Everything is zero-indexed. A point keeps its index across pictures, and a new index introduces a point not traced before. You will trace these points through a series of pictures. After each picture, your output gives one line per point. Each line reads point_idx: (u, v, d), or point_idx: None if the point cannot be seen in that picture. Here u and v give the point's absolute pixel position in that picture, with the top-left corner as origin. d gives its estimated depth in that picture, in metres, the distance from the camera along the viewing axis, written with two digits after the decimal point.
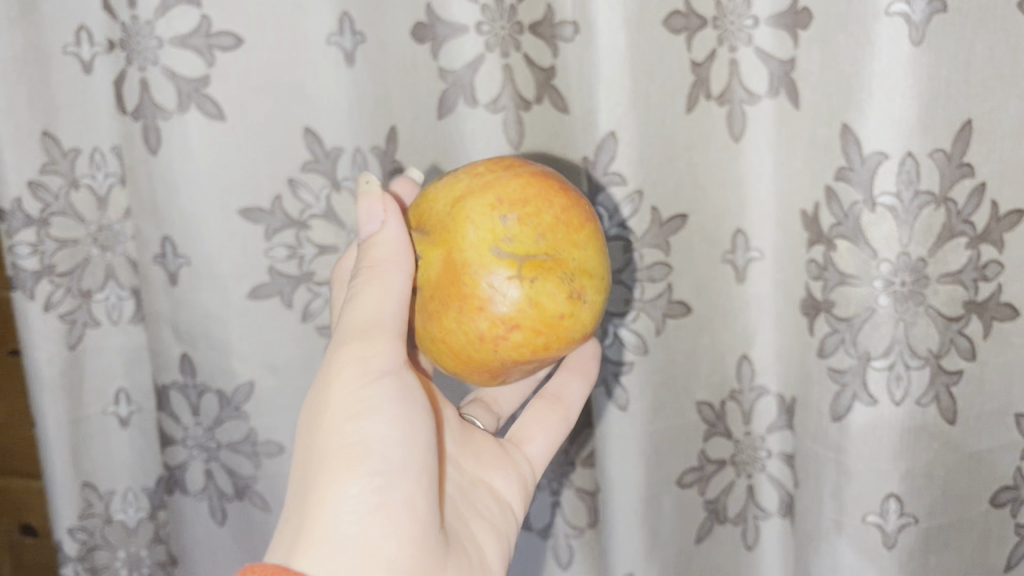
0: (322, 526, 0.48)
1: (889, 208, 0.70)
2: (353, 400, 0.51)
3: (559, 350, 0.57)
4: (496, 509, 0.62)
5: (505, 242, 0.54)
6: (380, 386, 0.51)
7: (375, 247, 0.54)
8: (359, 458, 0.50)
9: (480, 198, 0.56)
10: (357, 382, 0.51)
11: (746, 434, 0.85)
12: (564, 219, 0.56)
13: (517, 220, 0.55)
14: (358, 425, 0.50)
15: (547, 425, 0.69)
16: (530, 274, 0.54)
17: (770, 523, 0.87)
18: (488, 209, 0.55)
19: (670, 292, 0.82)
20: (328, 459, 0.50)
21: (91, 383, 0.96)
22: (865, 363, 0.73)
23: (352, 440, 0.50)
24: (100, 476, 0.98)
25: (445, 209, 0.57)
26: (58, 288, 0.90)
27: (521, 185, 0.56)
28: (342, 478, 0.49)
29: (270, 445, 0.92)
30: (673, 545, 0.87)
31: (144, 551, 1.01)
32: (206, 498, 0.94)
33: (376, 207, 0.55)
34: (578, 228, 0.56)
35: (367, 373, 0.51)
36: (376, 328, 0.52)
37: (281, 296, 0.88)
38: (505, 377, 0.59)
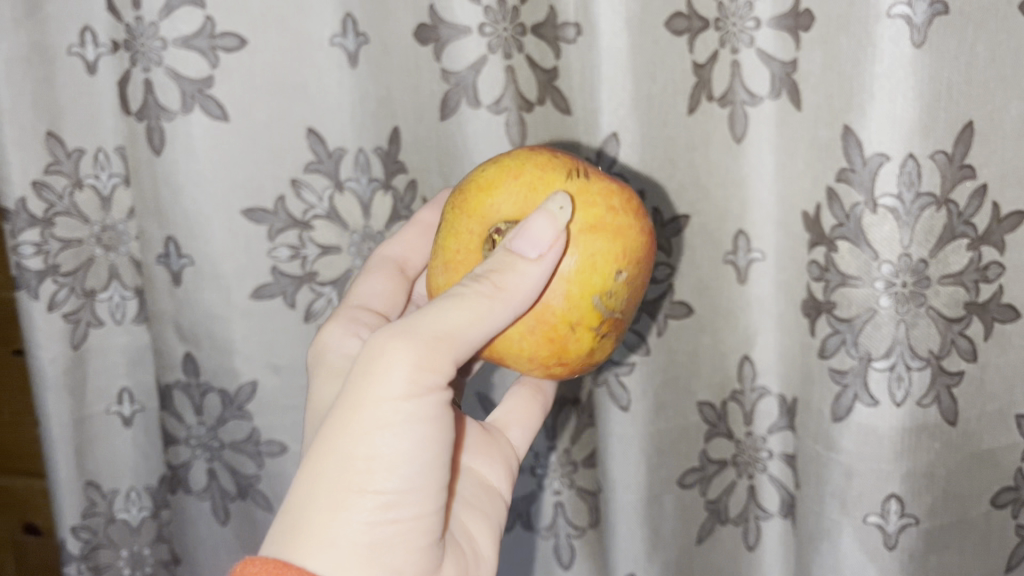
0: (327, 531, 0.48)
1: (891, 210, 0.70)
2: (390, 412, 0.48)
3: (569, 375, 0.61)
4: (483, 494, 0.61)
5: (605, 296, 0.56)
6: (421, 404, 0.49)
7: (509, 269, 0.52)
8: (379, 471, 0.48)
9: (610, 241, 0.55)
10: (400, 395, 0.48)
11: (748, 433, 0.85)
12: (644, 288, 0.59)
13: (625, 281, 0.56)
14: (389, 439, 0.48)
15: (531, 407, 0.69)
16: (604, 330, 0.57)
17: (771, 524, 0.87)
18: (611, 261, 0.55)
19: (672, 292, 0.83)
20: (348, 464, 0.48)
21: (95, 383, 0.96)
22: (866, 364, 0.73)
23: (378, 453, 0.48)
24: (103, 475, 0.98)
25: (573, 230, 0.55)
26: (62, 287, 0.90)
27: (643, 247, 0.57)
28: (360, 488, 0.48)
29: (272, 445, 0.92)
30: (675, 545, 0.88)
31: (147, 549, 1.01)
32: (209, 496, 0.94)
33: (545, 238, 0.52)
34: (646, 294, 0.60)
35: (411, 387, 0.48)
36: (444, 342, 0.49)
37: (284, 296, 0.88)
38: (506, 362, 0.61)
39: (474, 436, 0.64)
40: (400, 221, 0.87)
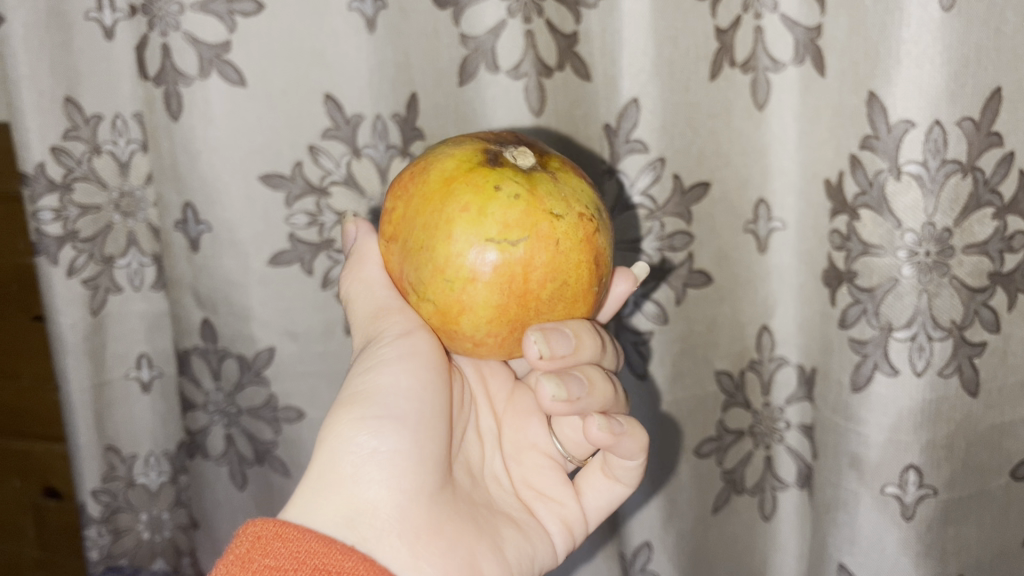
0: (323, 472, 0.52)
1: (915, 177, 0.68)
2: (368, 359, 0.55)
3: (386, 218, 0.55)
4: (529, 523, 0.61)
5: None
6: (387, 345, 0.55)
7: (348, 266, 0.60)
8: (361, 405, 0.54)
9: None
10: (372, 347, 0.56)
11: (765, 404, 0.85)
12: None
13: None
14: (365, 378, 0.55)
15: (607, 483, 0.65)
16: None
17: (787, 494, 0.87)
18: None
19: (692, 261, 0.81)
20: (336, 411, 0.54)
21: (114, 349, 0.99)
22: (887, 334, 0.72)
23: (358, 392, 0.54)
24: (122, 440, 1.02)
25: None
26: (81, 253, 0.92)
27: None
28: (342, 421, 0.53)
29: (290, 411, 0.93)
30: (692, 516, 0.88)
31: (166, 513, 1.06)
32: (226, 462, 0.96)
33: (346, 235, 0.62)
34: None
35: (378, 341, 0.56)
36: (386, 307, 0.56)
37: (302, 262, 0.89)
38: (409, 282, 0.52)
39: (545, 479, 0.65)
40: None
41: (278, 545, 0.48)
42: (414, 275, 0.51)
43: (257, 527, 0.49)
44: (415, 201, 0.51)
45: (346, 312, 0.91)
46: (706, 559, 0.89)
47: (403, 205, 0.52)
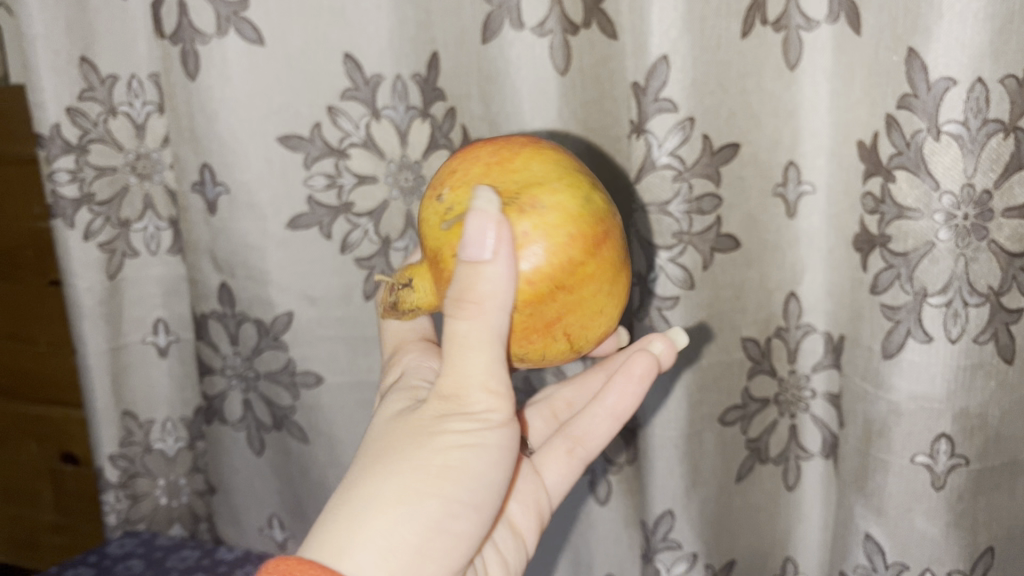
0: (378, 541, 0.43)
1: (955, 137, 0.66)
2: (456, 430, 0.46)
3: (561, 267, 0.46)
4: (502, 536, 0.56)
5: (446, 213, 0.48)
6: (487, 431, 0.46)
7: (469, 278, 0.43)
8: (437, 489, 0.45)
9: (423, 202, 0.51)
10: (468, 421, 0.46)
11: (791, 372, 0.84)
12: (494, 161, 0.49)
13: (448, 197, 0.49)
14: (454, 458, 0.45)
15: (570, 461, 0.58)
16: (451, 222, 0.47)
17: (812, 464, 0.86)
18: (430, 204, 0.49)
19: (720, 225, 0.78)
20: (403, 480, 0.44)
21: (131, 314, 1.02)
22: (921, 299, 0.70)
23: (438, 467, 0.45)
24: (139, 407, 1.05)
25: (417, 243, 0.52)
26: (97, 217, 0.96)
27: (457, 164, 0.50)
28: (412, 500, 0.44)
29: (308, 376, 0.93)
30: (715, 483, 0.85)
31: (183, 479, 1.10)
32: (244, 428, 0.98)
33: (481, 228, 0.42)
34: (510, 159, 0.49)
35: (473, 414, 0.46)
36: (498, 382, 0.46)
37: (320, 226, 0.88)
38: (563, 336, 0.48)
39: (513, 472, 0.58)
40: (439, 150, 0.84)
41: None
42: (582, 333, 0.49)
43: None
44: (614, 265, 0.48)
45: (366, 277, 0.90)
46: (728, 528, 0.87)
47: (597, 265, 0.47)
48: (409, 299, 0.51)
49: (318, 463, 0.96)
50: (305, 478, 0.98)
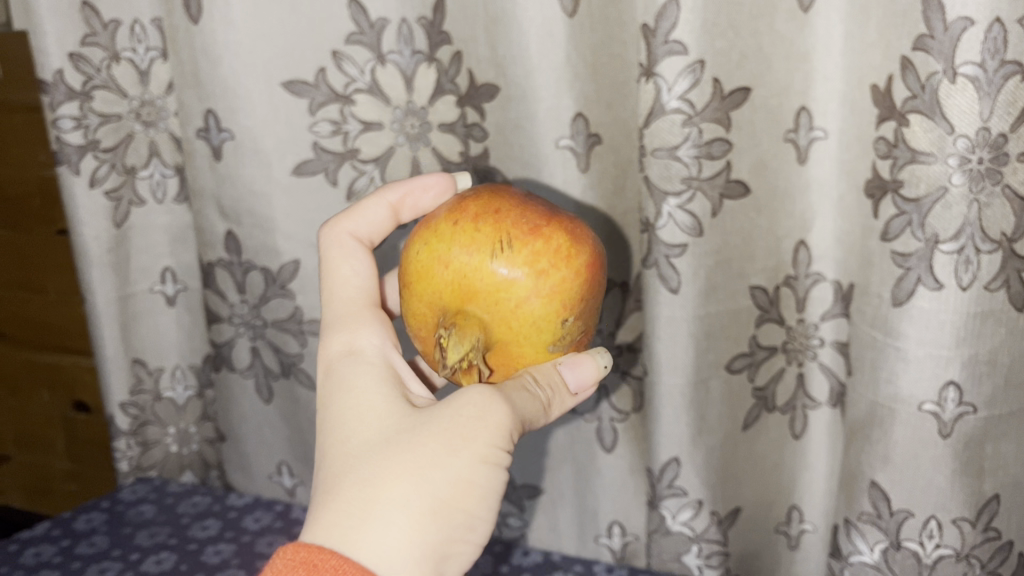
0: (402, 545, 0.46)
1: (971, 79, 0.64)
2: (489, 447, 0.48)
3: None
4: None
5: (559, 340, 0.55)
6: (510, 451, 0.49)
7: (558, 392, 0.54)
8: (461, 507, 0.48)
9: (541, 292, 0.54)
10: (501, 442, 0.49)
11: (799, 320, 0.84)
12: (596, 300, 0.57)
13: (569, 326, 0.55)
14: (481, 475, 0.48)
15: None
16: (556, 347, 0.56)
17: (818, 413, 0.87)
18: (551, 319, 0.54)
19: (730, 170, 0.77)
20: (434, 495, 0.47)
21: (137, 263, 1.03)
22: (932, 246, 0.70)
23: (465, 482, 0.47)
24: (148, 355, 1.07)
25: (508, 306, 0.54)
26: (102, 163, 0.97)
27: (582, 284, 0.55)
28: (440, 517, 0.47)
29: (315, 324, 0.94)
30: (721, 430, 0.85)
31: (193, 427, 1.12)
32: (252, 375, 1.00)
33: (587, 379, 0.55)
34: (600, 302, 0.58)
35: (507, 437, 0.49)
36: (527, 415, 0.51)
37: (326, 173, 0.87)
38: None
39: None
40: (445, 95, 0.84)
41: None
42: None
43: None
44: None
45: None
46: (734, 477, 0.87)
47: None
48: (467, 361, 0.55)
49: None
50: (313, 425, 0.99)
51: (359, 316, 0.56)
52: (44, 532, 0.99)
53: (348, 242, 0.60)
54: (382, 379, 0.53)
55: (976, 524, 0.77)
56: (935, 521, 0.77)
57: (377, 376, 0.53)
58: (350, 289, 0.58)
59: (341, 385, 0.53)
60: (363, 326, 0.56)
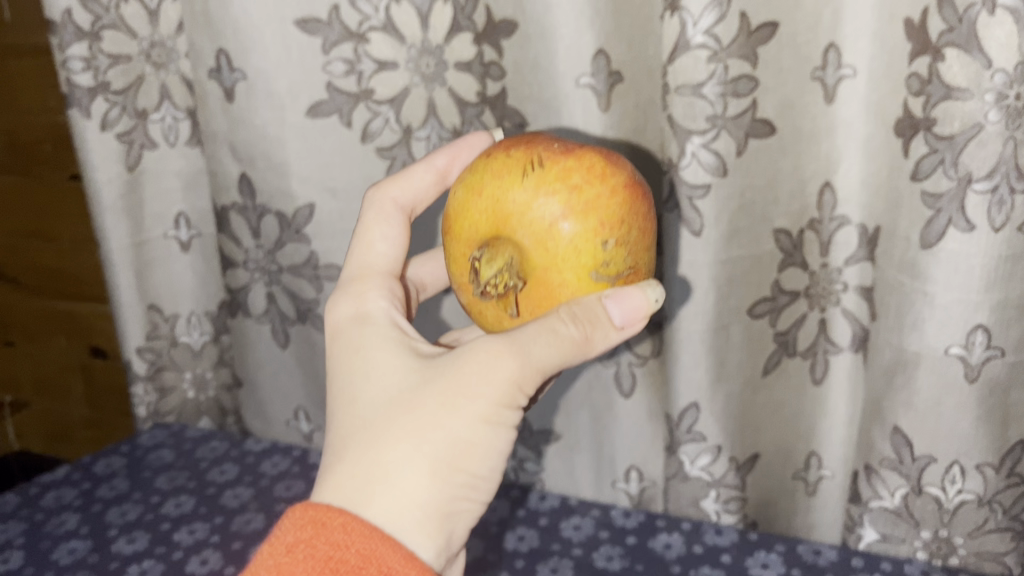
0: (404, 506, 0.47)
1: (1012, 11, 0.62)
2: (489, 407, 0.48)
3: None
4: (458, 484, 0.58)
5: (603, 265, 0.53)
6: (514, 410, 0.49)
7: (598, 329, 0.51)
8: (462, 465, 0.48)
9: (580, 208, 0.52)
10: (504, 402, 0.48)
11: (823, 266, 0.81)
12: (645, 232, 0.55)
13: (614, 248, 0.53)
14: (482, 434, 0.48)
15: None
16: (602, 271, 0.53)
17: (840, 359, 0.85)
18: (591, 238, 0.52)
19: (756, 109, 0.75)
20: (437, 457, 0.47)
21: (151, 208, 1.02)
22: (965, 186, 0.68)
23: (466, 442, 0.48)
24: (164, 301, 1.07)
25: (545, 226, 0.52)
26: (113, 106, 0.95)
27: (620, 204, 0.53)
28: (441, 477, 0.48)
29: (331, 269, 0.93)
30: (741, 377, 0.84)
31: (210, 373, 1.12)
32: (268, 321, 0.99)
33: (634, 315, 0.52)
34: (650, 237, 0.56)
35: (511, 395, 0.49)
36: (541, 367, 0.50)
37: (340, 114, 0.86)
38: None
39: None
40: (461, 33, 0.81)
41: (343, 539, 0.45)
42: None
43: (347, 542, 0.45)
44: None
45: (387, 167, 0.87)
46: (752, 423, 0.86)
47: None
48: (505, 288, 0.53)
49: None
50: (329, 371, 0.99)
51: (373, 280, 0.57)
52: (65, 476, 1.00)
53: (388, 209, 0.60)
54: (385, 337, 0.53)
55: (1000, 469, 0.76)
56: (958, 467, 0.77)
57: (381, 333, 0.53)
58: (374, 254, 0.59)
59: (346, 343, 0.53)
60: (372, 288, 0.56)
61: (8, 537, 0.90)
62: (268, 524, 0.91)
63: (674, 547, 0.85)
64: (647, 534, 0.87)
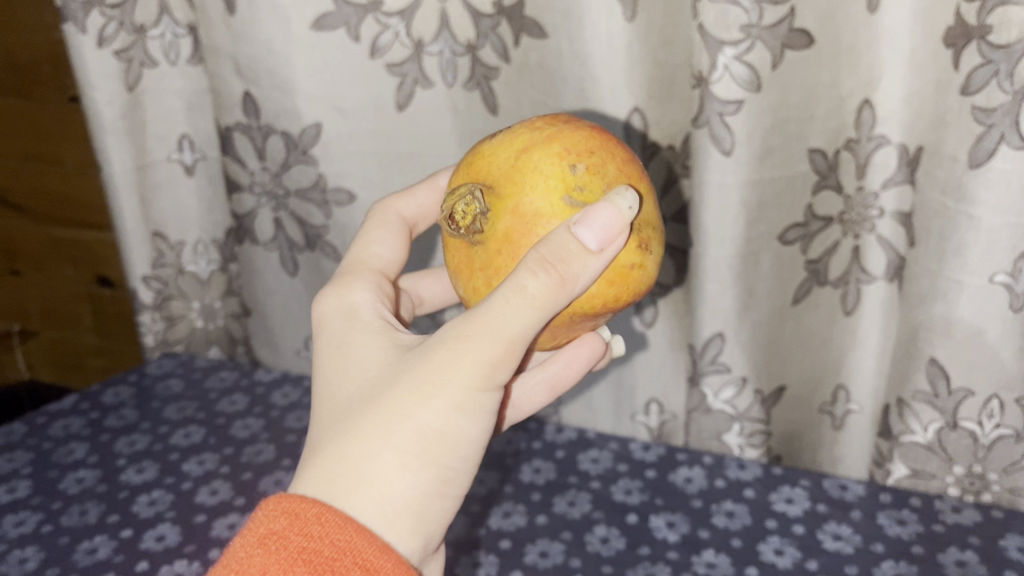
0: (376, 502, 0.43)
1: None
2: (461, 392, 0.44)
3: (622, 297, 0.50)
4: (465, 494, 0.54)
5: (575, 189, 0.47)
6: (490, 393, 0.45)
7: (570, 257, 0.44)
8: (437, 455, 0.45)
9: (541, 141, 0.49)
10: (477, 386, 0.44)
11: (858, 189, 0.77)
12: (627, 169, 0.50)
13: (586, 170, 0.48)
14: (456, 422, 0.44)
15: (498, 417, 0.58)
16: (575, 193, 0.47)
17: (874, 288, 0.80)
18: (556, 160, 0.48)
19: (794, 18, 0.69)
20: (406, 447, 0.44)
21: (153, 130, 0.98)
22: (1019, 98, 0.63)
23: (437, 431, 0.44)
24: (169, 228, 1.03)
25: (508, 162, 0.49)
26: (110, 21, 0.90)
27: (587, 138, 0.50)
28: (414, 470, 0.44)
29: (340, 193, 0.89)
30: (769, 305, 0.81)
31: (218, 302, 1.09)
32: (276, 248, 0.96)
33: (610, 232, 0.45)
34: (638, 180, 0.50)
35: (488, 378, 0.44)
36: (519, 341, 0.45)
37: (348, 27, 0.81)
38: (558, 338, 0.53)
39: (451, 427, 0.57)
40: None
41: (318, 530, 0.41)
42: (571, 327, 0.52)
43: (319, 533, 0.41)
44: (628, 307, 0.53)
45: (398, 85, 0.83)
46: (779, 354, 0.83)
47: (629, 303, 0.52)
48: (474, 228, 0.48)
49: None
50: None
51: (365, 274, 0.55)
52: (72, 405, 0.98)
53: (391, 219, 0.59)
54: (369, 328, 0.50)
55: None
56: (998, 400, 0.74)
57: (366, 325, 0.51)
58: (369, 255, 0.57)
59: (332, 335, 0.51)
60: (356, 284, 0.54)
61: (16, 467, 0.89)
62: (279, 454, 0.89)
63: (696, 482, 0.83)
64: (667, 468, 0.85)
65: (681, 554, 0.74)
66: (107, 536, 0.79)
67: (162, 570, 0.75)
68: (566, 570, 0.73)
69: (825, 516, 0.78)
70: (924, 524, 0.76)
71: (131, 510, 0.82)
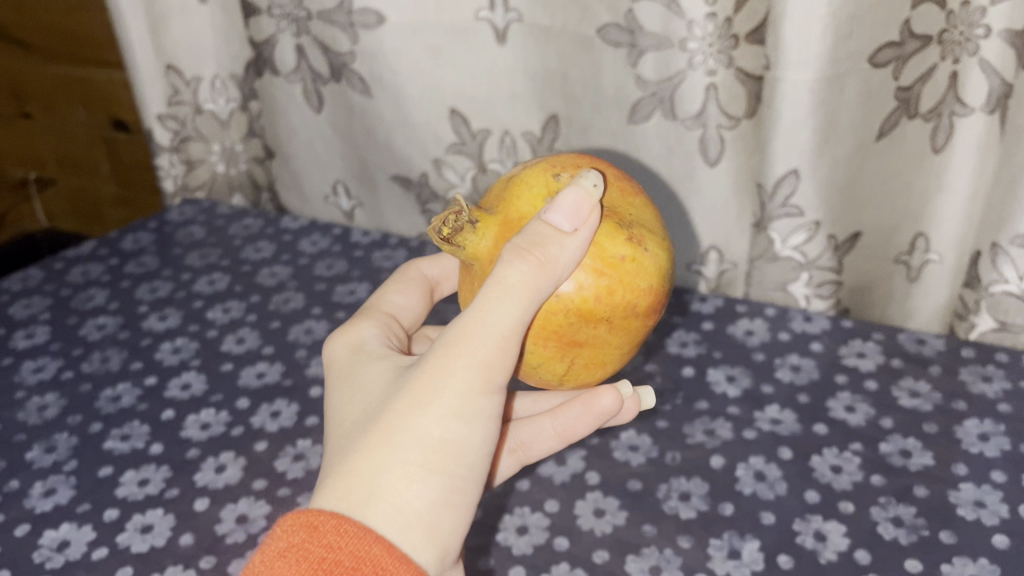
0: (385, 521, 0.38)
1: None
2: (459, 393, 0.39)
3: (618, 296, 0.44)
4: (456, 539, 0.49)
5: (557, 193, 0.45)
6: (490, 395, 0.40)
7: (545, 240, 0.41)
8: (443, 465, 0.39)
9: (530, 166, 0.48)
10: (474, 388, 0.40)
11: (964, 4, 0.65)
12: (617, 182, 0.48)
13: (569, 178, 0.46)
14: (457, 426, 0.39)
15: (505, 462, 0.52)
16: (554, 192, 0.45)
17: (970, 123, 0.69)
18: (540, 172, 0.47)
19: None
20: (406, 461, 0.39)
21: None
22: None
23: (440, 440, 0.39)
24: (183, 62, 0.96)
25: (502, 188, 0.48)
26: None
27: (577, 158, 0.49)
28: (421, 479, 0.39)
29: (368, 15, 0.81)
30: (851, 140, 0.72)
31: (239, 146, 1.01)
32: (299, 80, 0.89)
33: (581, 211, 0.42)
34: (631, 194, 0.47)
35: (485, 380, 0.40)
36: (513, 338, 0.40)
37: None
38: (572, 361, 0.46)
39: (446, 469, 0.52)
40: None
41: (335, 543, 0.36)
42: (577, 347, 0.45)
43: (339, 543, 0.36)
44: (639, 331, 0.46)
45: None
46: (858, 197, 0.75)
47: (641, 316, 0.46)
48: (464, 238, 0.46)
49: (384, 119, 0.87)
50: (369, 137, 0.89)
51: (374, 317, 0.52)
52: (91, 252, 0.93)
53: (413, 277, 0.57)
54: (373, 358, 0.47)
55: None
56: None
57: (371, 356, 0.48)
58: (388, 305, 0.55)
59: (336, 378, 0.48)
60: (360, 326, 0.51)
61: (33, 312, 0.84)
62: (309, 302, 0.84)
63: (757, 335, 0.77)
64: (726, 320, 0.79)
65: (742, 409, 0.69)
66: (131, 383, 0.75)
67: (189, 418, 0.70)
68: (618, 424, 0.68)
69: (900, 371, 0.72)
70: (1011, 380, 0.69)
71: (155, 357, 0.78)
